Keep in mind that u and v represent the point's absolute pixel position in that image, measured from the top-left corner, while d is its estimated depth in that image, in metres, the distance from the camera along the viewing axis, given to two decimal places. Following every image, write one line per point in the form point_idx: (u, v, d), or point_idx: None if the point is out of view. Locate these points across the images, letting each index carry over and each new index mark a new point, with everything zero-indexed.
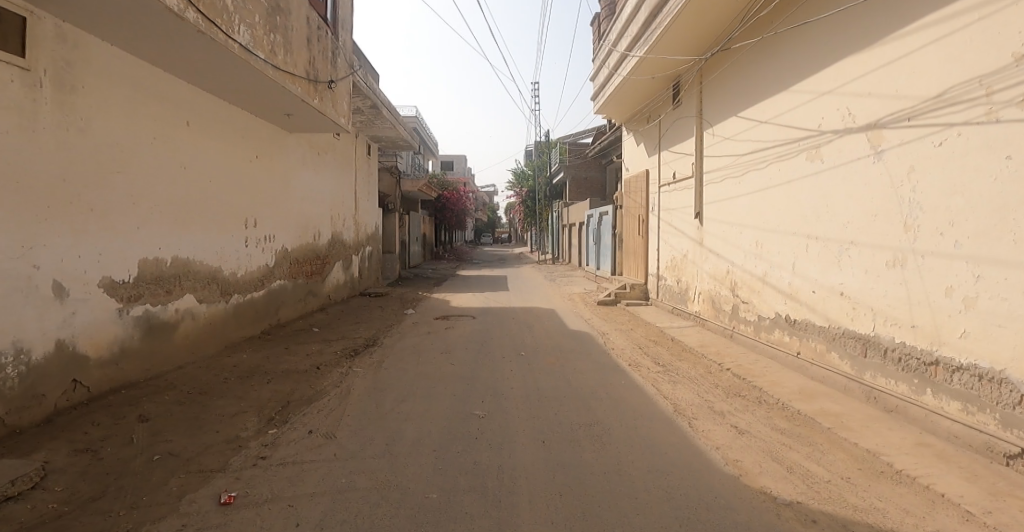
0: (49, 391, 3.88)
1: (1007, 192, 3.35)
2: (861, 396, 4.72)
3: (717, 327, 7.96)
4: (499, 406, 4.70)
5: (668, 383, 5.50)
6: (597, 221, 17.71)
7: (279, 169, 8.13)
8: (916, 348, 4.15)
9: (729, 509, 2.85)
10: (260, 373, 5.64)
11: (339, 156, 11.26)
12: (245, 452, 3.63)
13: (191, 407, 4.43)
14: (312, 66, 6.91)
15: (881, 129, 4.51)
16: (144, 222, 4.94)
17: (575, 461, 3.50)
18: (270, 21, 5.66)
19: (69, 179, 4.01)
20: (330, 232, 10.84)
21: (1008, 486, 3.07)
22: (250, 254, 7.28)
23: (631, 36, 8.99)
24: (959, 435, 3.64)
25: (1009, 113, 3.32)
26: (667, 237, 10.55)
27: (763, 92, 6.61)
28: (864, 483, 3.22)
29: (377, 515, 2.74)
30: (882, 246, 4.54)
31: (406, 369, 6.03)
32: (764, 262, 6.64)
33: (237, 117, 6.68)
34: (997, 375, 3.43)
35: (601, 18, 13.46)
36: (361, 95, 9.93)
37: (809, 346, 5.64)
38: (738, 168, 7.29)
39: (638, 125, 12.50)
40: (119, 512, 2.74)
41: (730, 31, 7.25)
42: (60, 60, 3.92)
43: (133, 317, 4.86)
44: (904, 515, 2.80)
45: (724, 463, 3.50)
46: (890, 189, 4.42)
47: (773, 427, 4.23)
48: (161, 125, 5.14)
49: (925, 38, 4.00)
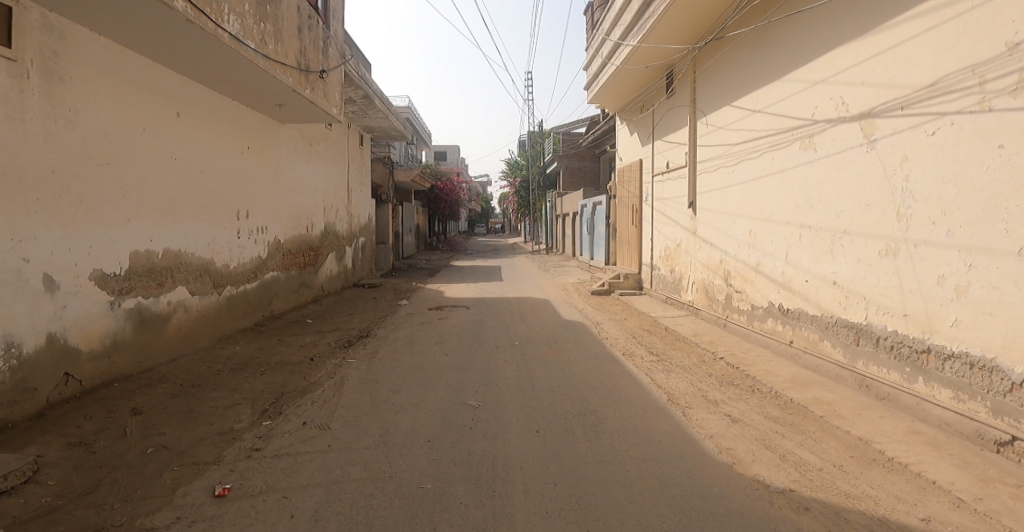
0: (41, 385, 3.85)
1: (1000, 181, 3.37)
2: (853, 384, 4.75)
3: (711, 317, 7.98)
4: (493, 396, 4.70)
5: (661, 372, 5.52)
6: (591, 211, 17.74)
7: (270, 160, 8.07)
8: (908, 336, 4.17)
9: (721, 496, 2.88)
10: (253, 365, 5.62)
11: (331, 147, 11.18)
12: (239, 444, 3.62)
13: (184, 400, 4.41)
14: (303, 56, 6.84)
15: (874, 118, 4.52)
16: (134, 214, 4.89)
17: (569, 450, 3.50)
18: (260, 10, 5.58)
19: (59, 170, 3.97)
20: (323, 224, 10.79)
21: (998, 473, 3.09)
22: (242, 247, 7.24)
23: (625, 24, 8.92)
24: (950, 423, 3.68)
25: (1001, 102, 3.33)
26: (661, 227, 10.55)
27: (757, 81, 6.59)
28: (856, 471, 3.24)
29: (371, 507, 2.73)
30: (874, 235, 4.55)
31: (400, 360, 6.03)
32: (757, 251, 6.66)
33: (226, 108, 6.60)
34: (988, 362, 3.45)
35: (596, 6, 13.36)
36: (353, 85, 9.86)
37: (802, 334, 5.66)
38: (732, 158, 7.29)
39: (632, 115, 12.48)
40: (113, 506, 2.72)
41: (724, 20, 7.21)
42: (47, 51, 3.87)
43: (125, 310, 4.83)
44: (896, 502, 2.82)
45: (718, 452, 3.51)
46: (882, 178, 4.43)
47: (765, 415, 4.26)
48: (151, 117, 5.08)
49: (919, 27, 3.99)
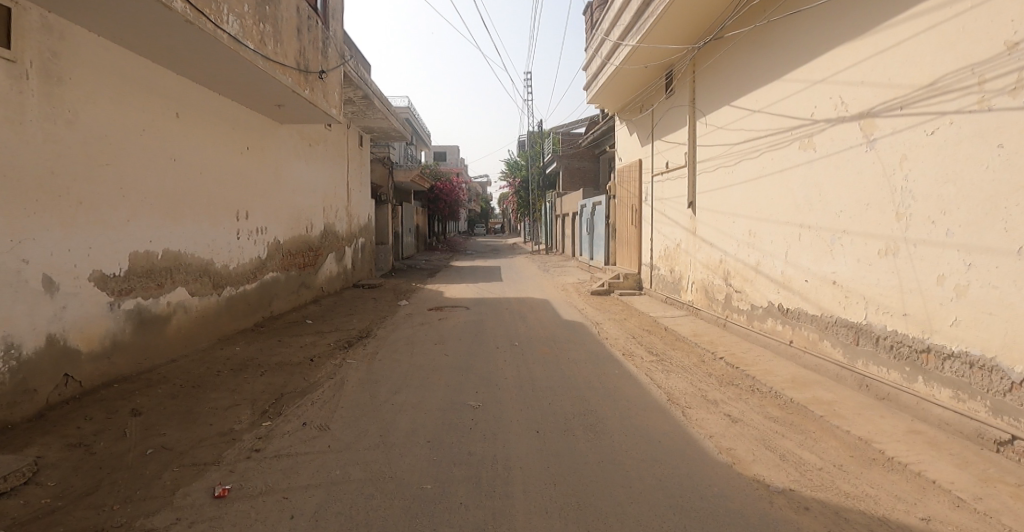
0: (41, 386, 3.84)
1: (1000, 181, 3.37)
2: (853, 384, 4.75)
3: (711, 317, 7.98)
4: (493, 396, 4.71)
5: (661, 372, 5.52)
6: (590, 211, 17.74)
7: (270, 161, 8.07)
8: (908, 336, 4.17)
9: (721, 496, 2.87)
10: (253, 365, 5.61)
11: (331, 148, 11.18)
12: (239, 445, 3.62)
13: (184, 400, 4.41)
14: (303, 57, 6.85)
15: (873, 117, 4.52)
16: (134, 214, 4.90)
17: (569, 450, 3.50)
18: (259, 10, 5.58)
19: (58, 171, 3.97)
20: (322, 224, 10.79)
21: (998, 473, 3.09)
22: (242, 247, 7.24)
23: (625, 25, 8.93)
24: (950, 422, 3.68)
25: (1001, 101, 3.33)
26: (660, 227, 10.55)
27: (756, 81, 6.59)
28: (856, 471, 3.24)
29: (371, 507, 2.73)
30: (874, 235, 4.55)
31: (400, 360, 6.03)
32: (757, 251, 6.66)
33: (226, 108, 6.61)
34: (987, 362, 3.45)
35: (595, 6, 13.36)
36: (353, 85, 9.86)
37: (802, 334, 5.66)
38: (731, 158, 7.29)
39: (631, 115, 12.49)
40: (113, 507, 2.72)
41: (723, 20, 7.21)
42: (47, 52, 3.87)
43: (125, 311, 4.83)
44: (896, 502, 2.82)
45: (718, 452, 3.51)
46: (882, 177, 4.43)
47: (765, 415, 4.26)
48: (150, 118, 5.08)
49: (918, 26, 3.99)
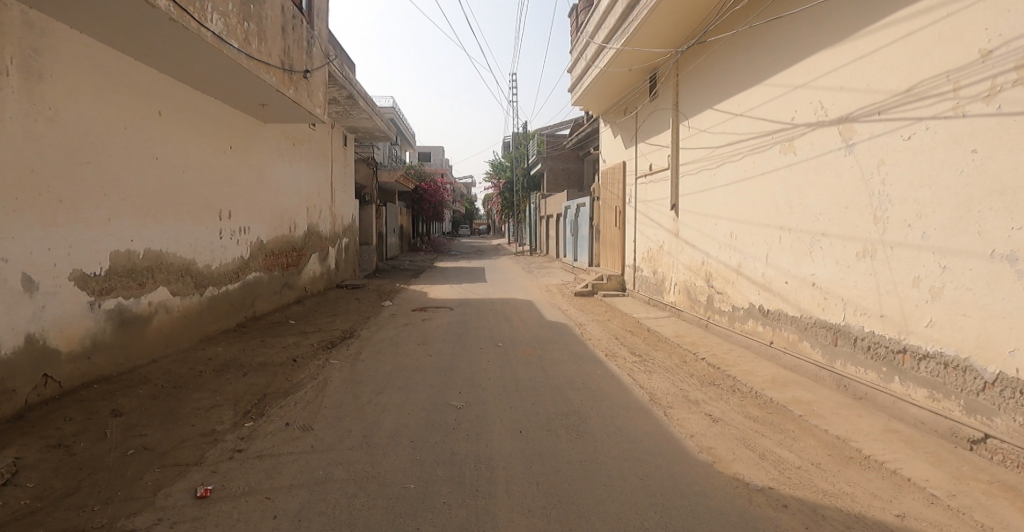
0: (19, 386, 3.79)
1: (973, 185, 3.45)
2: (831, 384, 4.84)
3: (693, 317, 8.06)
4: (475, 396, 4.72)
5: (644, 373, 5.57)
6: (574, 213, 17.84)
7: (254, 159, 8.03)
8: (884, 337, 4.25)
9: (703, 495, 2.92)
10: (235, 366, 5.58)
11: (315, 147, 11.14)
12: (221, 445, 3.61)
13: (165, 401, 4.38)
14: (287, 56, 6.80)
15: (852, 122, 4.60)
16: (115, 213, 4.85)
17: (552, 450, 3.54)
18: (244, 9, 5.55)
19: (39, 169, 3.94)
20: (306, 224, 10.72)
21: (970, 470, 3.18)
22: (224, 246, 7.19)
23: (608, 28, 9.03)
24: (925, 421, 3.75)
25: (975, 108, 3.40)
26: (644, 229, 10.61)
27: (738, 84, 6.68)
28: (834, 469, 3.30)
29: (355, 506, 2.75)
30: (852, 237, 4.63)
31: (383, 361, 6.02)
32: (738, 253, 6.73)
33: (209, 106, 6.56)
34: (961, 363, 3.53)
35: (579, 9, 13.45)
36: (337, 84, 9.80)
37: (782, 335, 5.74)
38: (714, 160, 7.36)
39: (615, 118, 12.59)
40: (93, 507, 2.71)
41: (706, 24, 7.31)
42: (28, 48, 3.82)
43: (105, 310, 4.79)
44: (872, 499, 2.89)
45: (699, 451, 3.57)
46: (860, 181, 4.51)
47: (745, 415, 4.32)
48: (132, 116, 5.03)
49: (895, 34, 4.08)
